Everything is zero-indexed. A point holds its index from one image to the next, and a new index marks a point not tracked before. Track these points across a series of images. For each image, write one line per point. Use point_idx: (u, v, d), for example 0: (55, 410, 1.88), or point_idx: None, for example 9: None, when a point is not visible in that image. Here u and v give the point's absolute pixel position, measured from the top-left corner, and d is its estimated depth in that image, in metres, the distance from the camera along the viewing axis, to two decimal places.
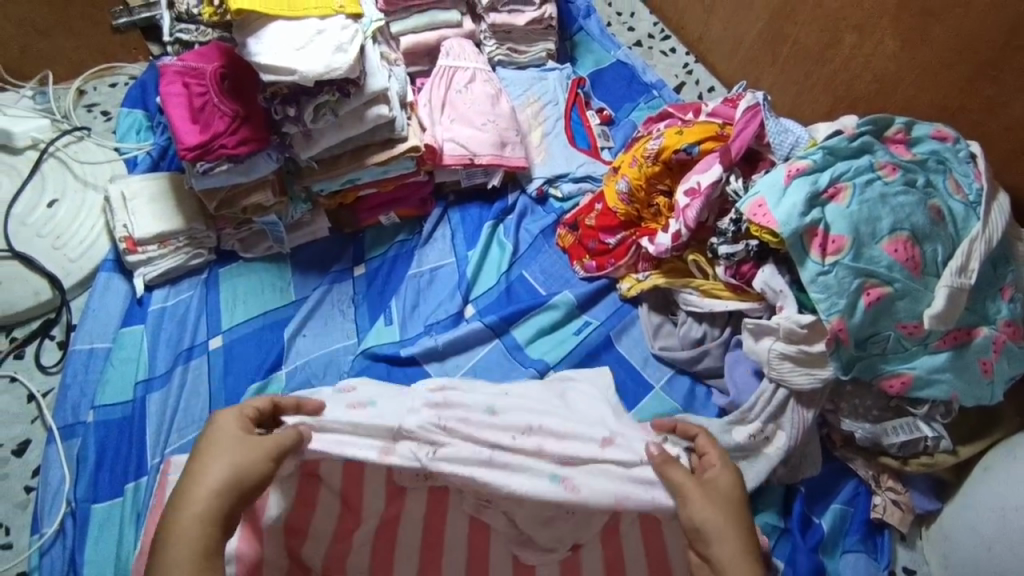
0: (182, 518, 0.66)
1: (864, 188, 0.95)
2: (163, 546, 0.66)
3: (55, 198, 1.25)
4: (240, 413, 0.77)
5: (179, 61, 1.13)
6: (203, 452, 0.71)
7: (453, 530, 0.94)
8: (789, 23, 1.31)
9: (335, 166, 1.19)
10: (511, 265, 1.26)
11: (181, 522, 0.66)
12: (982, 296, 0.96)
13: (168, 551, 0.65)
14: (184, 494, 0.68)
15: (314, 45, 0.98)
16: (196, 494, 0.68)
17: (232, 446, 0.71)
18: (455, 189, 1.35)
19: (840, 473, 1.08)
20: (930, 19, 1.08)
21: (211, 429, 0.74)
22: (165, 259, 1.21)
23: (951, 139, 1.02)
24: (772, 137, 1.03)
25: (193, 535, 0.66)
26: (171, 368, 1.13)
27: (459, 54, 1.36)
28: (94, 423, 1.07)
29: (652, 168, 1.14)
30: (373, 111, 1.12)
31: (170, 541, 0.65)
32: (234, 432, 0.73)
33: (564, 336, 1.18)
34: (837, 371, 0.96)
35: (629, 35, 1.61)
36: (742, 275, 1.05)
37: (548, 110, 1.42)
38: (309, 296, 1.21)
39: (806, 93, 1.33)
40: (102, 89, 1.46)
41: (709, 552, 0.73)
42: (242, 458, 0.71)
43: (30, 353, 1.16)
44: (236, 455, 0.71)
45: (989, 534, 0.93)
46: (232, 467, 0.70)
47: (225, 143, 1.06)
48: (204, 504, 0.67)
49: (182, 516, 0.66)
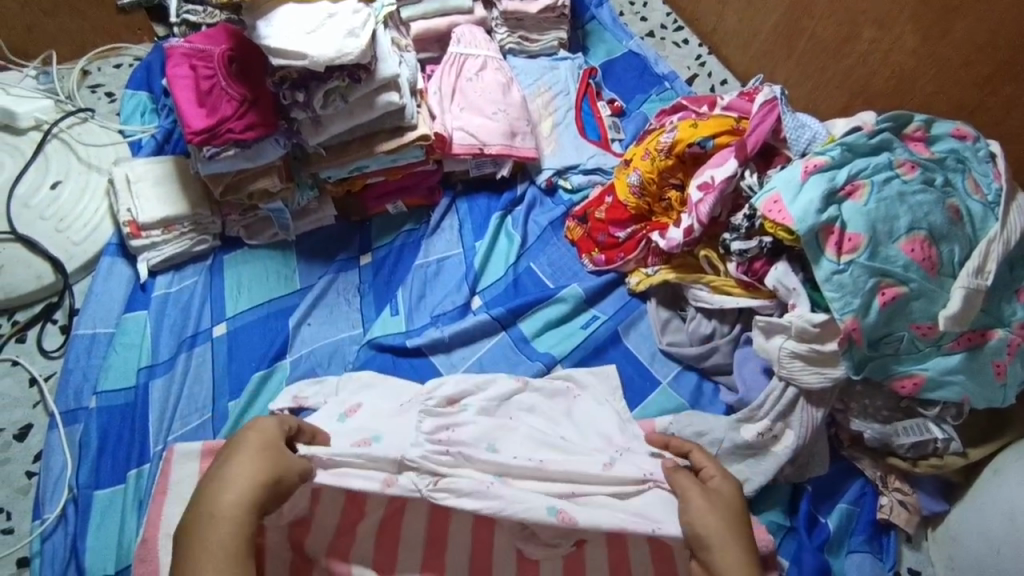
0: (219, 512, 0.67)
1: (882, 186, 0.93)
2: (197, 532, 0.66)
3: (59, 180, 1.23)
4: (280, 421, 0.78)
5: (187, 43, 1.12)
6: (238, 447, 0.72)
7: (457, 528, 0.91)
8: (806, 16, 1.29)
9: (342, 153, 1.17)
10: (519, 257, 1.24)
11: (219, 510, 0.67)
12: (998, 298, 0.95)
13: (203, 539, 0.65)
14: (220, 485, 0.68)
15: (325, 29, 0.96)
16: (235, 487, 0.68)
17: (267, 445, 0.73)
18: (463, 179, 1.33)
19: (847, 472, 1.07)
20: (952, 15, 1.06)
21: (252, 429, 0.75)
22: (169, 244, 1.19)
23: (971, 138, 1.00)
24: (789, 132, 1.02)
25: (229, 526, 0.66)
26: (174, 354, 1.12)
27: (470, 41, 1.34)
28: (97, 408, 1.06)
29: (665, 161, 1.12)
30: (383, 98, 1.10)
31: (207, 528, 0.66)
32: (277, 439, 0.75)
33: (572, 330, 1.17)
34: (848, 370, 0.95)
35: (641, 25, 1.59)
36: (754, 272, 1.04)
37: (559, 101, 1.40)
38: (315, 285, 1.20)
39: (821, 88, 1.31)
40: (106, 70, 1.44)
41: (710, 559, 0.72)
42: (277, 457, 0.72)
43: (32, 337, 1.15)
44: (272, 454, 0.72)
45: (998, 537, 0.92)
46: (269, 465, 0.71)
47: (232, 127, 1.04)
48: (241, 498, 0.68)
49: (220, 506, 0.67)
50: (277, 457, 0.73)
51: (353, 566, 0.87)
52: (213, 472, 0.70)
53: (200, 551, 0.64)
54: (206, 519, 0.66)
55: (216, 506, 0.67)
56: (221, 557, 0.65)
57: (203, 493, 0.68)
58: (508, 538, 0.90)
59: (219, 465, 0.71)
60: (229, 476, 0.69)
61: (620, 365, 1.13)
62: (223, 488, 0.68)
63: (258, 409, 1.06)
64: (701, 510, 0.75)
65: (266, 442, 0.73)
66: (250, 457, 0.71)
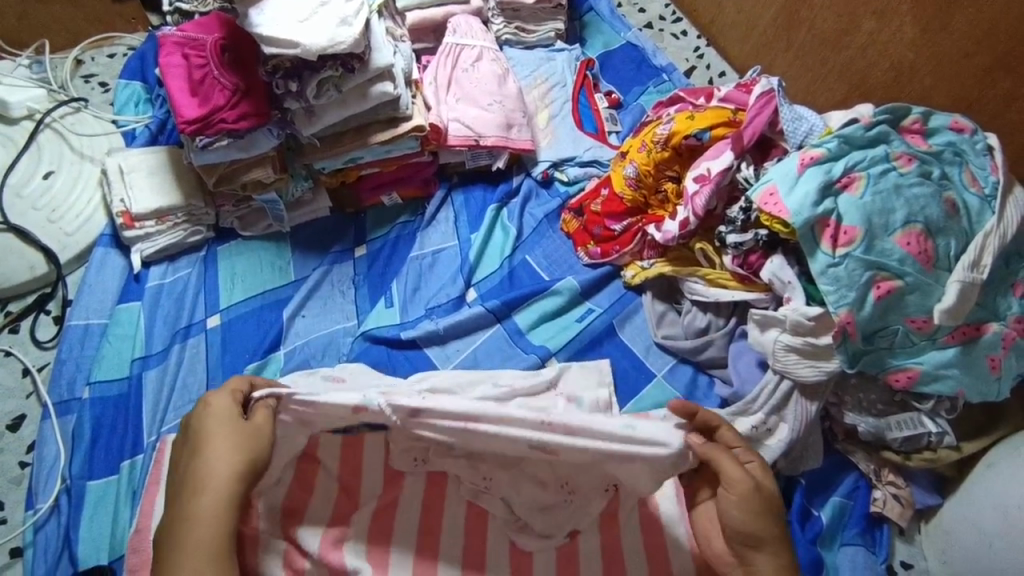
0: (196, 516, 0.68)
1: (878, 179, 0.93)
2: (181, 537, 0.67)
3: (51, 169, 1.23)
4: (233, 395, 0.76)
5: (179, 32, 1.11)
6: (209, 440, 0.72)
7: (451, 517, 0.90)
8: (804, 8, 1.28)
9: (335, 146, 1.16)
10: (514, 250, 1.24)
11: (200, 513, 0.68)
12: (993, 292, 0.94)
13: (188, 542, 0.67)
14: (197, 487, 0.69)
15: (319, 17, 0.95)
16: (209, 485, 0.69)
17: (240, 433, 0.73)
18: (459, 171, 1.33)
19: (841, 466, 1.07)
20: (952, 7, 1.05)
21: (207, 412, 0.74)
22: (163, 235, 1.19)
23: (969, 131, 1.00)
24: (786, 125, 1.01)
25: (209, 526, 0.68)
26: (167, 346, 1.11)
27: (467, 31, 1.33)
28: (89, 399, 1.05)
29: (661, 153, 1.11)
30: (378, 88, 1.10)
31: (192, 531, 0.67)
32: (239, 420, 0.74)
33: (567, 323, 1.16)
34: (843, 363, 0.94)
35: (639, 17, 1.58)
36: (750, 265, 1.04)
37: (556, 92, 1.39)
38: (310, 276, 1.20)
39: (820, 80, 1.31)
40: (100, 60, 1.43)
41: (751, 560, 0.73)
42: (250, 443, 0.73)
43: (25, 328, 1.14)
44: (246, 441, 0.73)
45: (992, 530, 0.92)
46: (243, 455, 0.72)
47: (225, 117, 1.03)
48: (218, 495, 0.69)
49: (197, 509, 0.68)
50: (252, 444, 0.73)
51: (347, 553, 0.85)
52: (187, 471, 0.71)
53: (185, 555, 0.66)
54: (189, 523, 0.67)
55: (197, 508, 0.68)
56: (206, 557, 0.66)
57: (182, 496, 0.69)
58: (500, 530, 0.90)
59: (191, 464, 0.71)
60: (205, 476, 0.70)
61: (615, 359, 1.13)
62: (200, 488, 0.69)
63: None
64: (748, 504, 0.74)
65: (236, 428, 0.73)
66: (224, 452, 0.71)
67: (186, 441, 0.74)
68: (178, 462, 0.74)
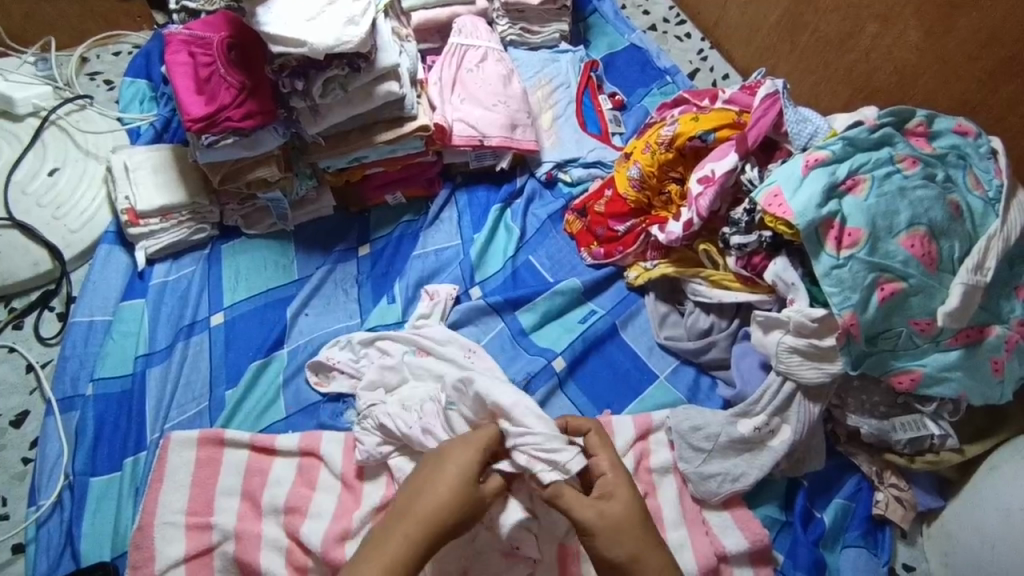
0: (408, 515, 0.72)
1: (883, 182, 0.93)
2: (375, 547, 0.70)
3: (57, 166, 1.23)
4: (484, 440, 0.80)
5: (186, 30, 1.11)
6: (424, 477, 0.76)
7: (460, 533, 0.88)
8: (808, 12, 1.29)
9: (343, 143, 1.16)
10: (517, 250, 1.24)
11: (397, 531, 0.71)
12: (997, 295, 0.94)
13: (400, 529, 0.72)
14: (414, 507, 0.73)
15: (326, 16, 0.96)
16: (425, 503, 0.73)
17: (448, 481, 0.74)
18: (463, 171, 1.33)
19: (844, 468, 1.07)
20: (956, 11, 1.06)
21: (447, 471, 0.75)
22: (167, 233, 1.19)
23: (973, 134, 1.00)
24: (791, 126, 1.01)
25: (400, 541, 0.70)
26: (171, 343, 1.11)
27: (472, 33, 1.34)
28: (93, 396, 1.06)
29: (665, 154, 1.12)
30: (383, 88, 1.10)
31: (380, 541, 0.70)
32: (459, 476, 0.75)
33: (570, 325, 1.17)
34: (847, 366, 0.95)
35: (643, 18, 1.59)
36: (753, 267, 1.04)
37: (560, 93, 1.40)
38: (313, 275, 1.20)
39: (824, 82, 1.31)
40: (105, 57, 1.43)
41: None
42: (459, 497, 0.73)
43: (29, 323, 1.15)
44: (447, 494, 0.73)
45: (993, 533, 0.92)
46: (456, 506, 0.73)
47: (232, 115, 1.04)
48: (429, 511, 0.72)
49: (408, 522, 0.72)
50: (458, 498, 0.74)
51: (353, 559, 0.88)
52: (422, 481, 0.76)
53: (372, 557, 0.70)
54: (376, 544, 0.70)
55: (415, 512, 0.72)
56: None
57: (409, 500, 0.74)
58: (497, 545, 0.88)
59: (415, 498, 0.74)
60: (414, 509, 0.73)
61: (617, 358, 1.14)
62: (405, 514, 0.72)
63: (264, 385, 1.07)
64: (619, 519, 0.75)
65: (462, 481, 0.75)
66: (446, 491, 0.74)
67: (420, 478, 0.76)
68: (409, 495, 0.75)
